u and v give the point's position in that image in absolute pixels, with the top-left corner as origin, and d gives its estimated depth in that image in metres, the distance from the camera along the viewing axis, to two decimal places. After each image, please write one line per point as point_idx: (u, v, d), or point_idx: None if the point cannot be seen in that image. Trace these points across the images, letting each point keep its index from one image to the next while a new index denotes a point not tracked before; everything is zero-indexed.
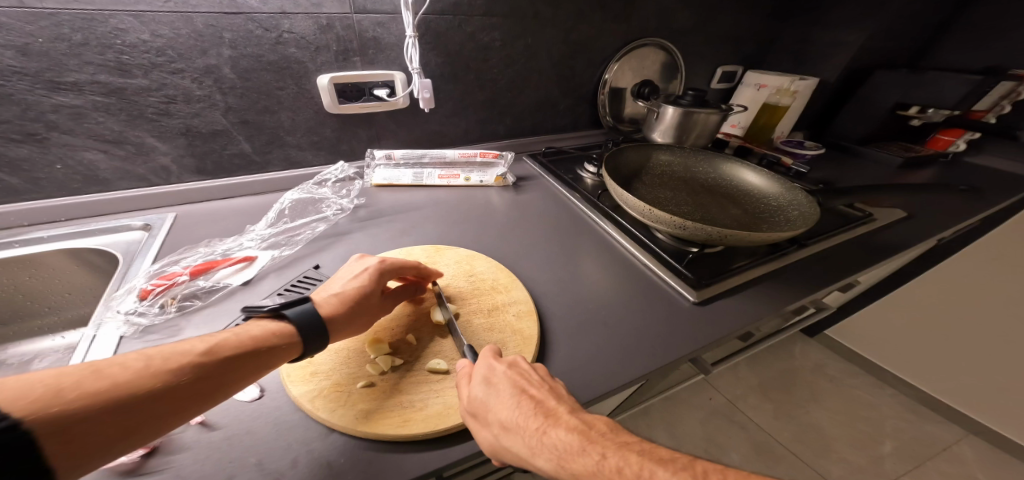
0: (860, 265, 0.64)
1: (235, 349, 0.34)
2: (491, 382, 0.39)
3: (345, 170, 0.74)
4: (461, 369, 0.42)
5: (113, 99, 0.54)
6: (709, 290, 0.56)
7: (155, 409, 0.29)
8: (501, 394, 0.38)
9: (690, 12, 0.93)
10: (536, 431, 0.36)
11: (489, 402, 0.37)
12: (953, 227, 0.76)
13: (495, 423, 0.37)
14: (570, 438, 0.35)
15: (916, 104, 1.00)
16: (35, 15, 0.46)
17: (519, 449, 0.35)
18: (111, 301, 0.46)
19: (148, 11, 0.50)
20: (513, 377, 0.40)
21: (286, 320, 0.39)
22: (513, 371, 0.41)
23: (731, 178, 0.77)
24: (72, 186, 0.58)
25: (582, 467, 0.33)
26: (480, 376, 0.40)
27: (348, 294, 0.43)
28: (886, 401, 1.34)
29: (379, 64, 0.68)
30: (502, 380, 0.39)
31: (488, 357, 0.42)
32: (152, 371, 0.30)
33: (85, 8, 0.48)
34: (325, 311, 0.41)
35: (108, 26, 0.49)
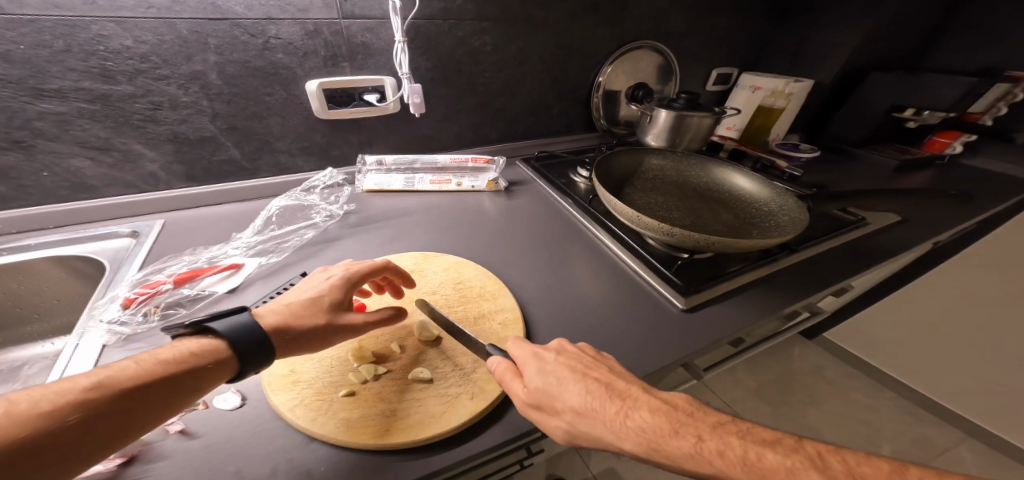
0: (853, 270, 0.64)
1: (137, 379, 0.31)
2: (549, 369, 0.39)
3: (333, 176, 0.74)
4: (494, 367, 0.41)
5: (98, 106, 0.54)
6: (698, 296, 0.56)
7: (30, 458, 0.26)
8: (563, 379, 0.37)
9: (683, 14, 0.93)
10: (615, 415, 0.35)
11: (556, 389, 0.37)
12: (948, 230, 0.75)
13: (565, 410, 0.36)
14: (655, 419, 0.34)
15: (911, 107, 0.99)
16: (15, 22, 0.46)
17: (602, 432, 0.35)
18: (94, 310, 0.46)
19: (132, 17, 0.50)
20: (569, 363, 0.39)
21: (215, 335, 0.37)
22: (567, 357, 0.40)
23: (723, 182, 0.77)
24: (61, 193, 0.58)
25: (675, 449, 0.33)
26: (536, 365, 0.40)
27: (310, 303, 0.42)
28: (885, 404, 1.33)
29: (368, 70, 0.68)
30: (558, 367, 0.39)
31: (534, 347, 0.42)
32: (16, 418, 0.26)
33: (66, 14, 0.48)
34: (266, 322, 0.39)
35: (90, 32, 0.49)
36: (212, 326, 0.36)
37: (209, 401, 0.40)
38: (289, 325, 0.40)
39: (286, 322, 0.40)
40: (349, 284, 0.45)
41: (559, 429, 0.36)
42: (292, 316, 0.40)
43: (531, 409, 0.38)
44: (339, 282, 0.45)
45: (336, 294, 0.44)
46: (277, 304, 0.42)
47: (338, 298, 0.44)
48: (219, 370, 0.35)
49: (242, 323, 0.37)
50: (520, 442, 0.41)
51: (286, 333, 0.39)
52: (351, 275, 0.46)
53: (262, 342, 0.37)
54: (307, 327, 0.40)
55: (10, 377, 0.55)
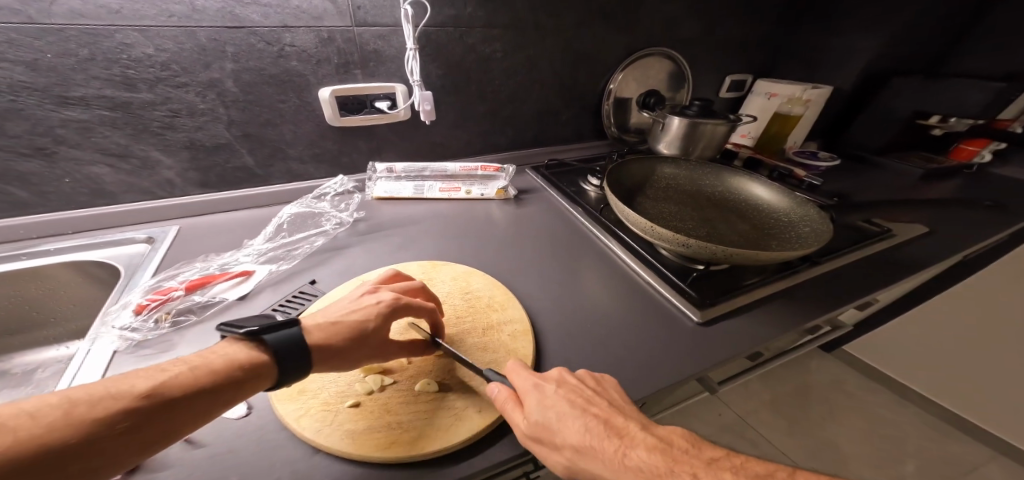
0: (878, 283, 0.61)
1: (188, 390, 0.31)
2: (550, 404, 0.37)
3: (343, 183, 0.74)
4: (496, 394, 0.39)
5: (119, 114, 0.55)
6: (713, 310, 0.54)
7: (84, 456, 0.26)
8: (563, 415, 0.36)
9: (696, 19, 0.91)
10: (613, 454, 0.34)
11: (555, 425, 0.36)
12: (979, 241, 0.72)
13: (565, 447, 0.35)
14: (652, 458, 0.34)
15: (936, 113, 0.96)
16: (44, 31, 0.47)
17: (599, 471, 0.34)
18: (106, 316, 0.46)
19: (153, 25, 0.51)
20: (569, 397, 0.38)
21: (263, 347, 0.36)
22: (567, 389, 0.39)
23: (739, 192, 0.75)
24: (79, 199, 0.59)
25: None
26: (537, 397, 0.38)
27: (351, 330, 0.40)
28: (907, 419, 1.28)
29: (380, 77, 0.68)
30: (558, 401, 0.37)
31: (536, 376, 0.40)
32: (73, 421, 0.26)
33: (91, 23, 0.49)
34: (310, 339, 0.38)
35: (115, 40, 0.51)
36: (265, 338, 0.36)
37: None
38: (328, 348, 0.38)
39: (328, 344, 0.39)
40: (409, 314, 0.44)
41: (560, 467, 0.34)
42: (344, 344, 0.40)
43: (529, 442, 0.36)
44: (399, 311, 0.44)
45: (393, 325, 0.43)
46: (324, 321, 0.41)
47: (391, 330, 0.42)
48: (259, 382, 0.35)
49: (289, 342, 0.36)
50: (528, 456, 0.40)
51: (323, 357, 0.38)
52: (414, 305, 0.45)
53: (301, 363, 0.36)
54: (342, 356, 0.39)
55: (24, 379, 0.56)
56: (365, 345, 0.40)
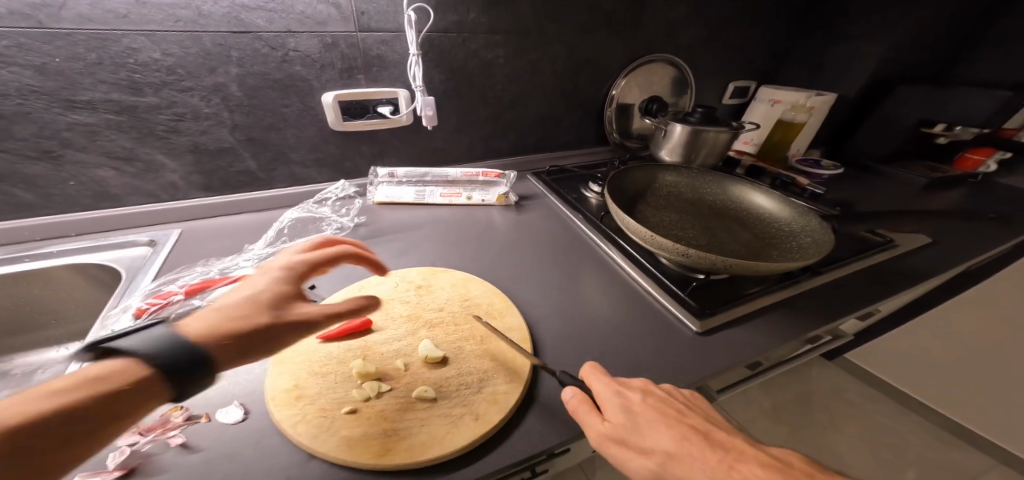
0: (880, 294, 0.61)
1: (33, 410, 0.24)
2: (637, 410, 0.37)
3: (345, 188, 0.74)
4: (570, 400, 0.39)
5: (125, 117, 0.55)
6: (713, 319, 0.54)
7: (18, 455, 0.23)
8: (658, 424, 0.36)
9: (700, 25, 0.92)
10: (721, 465, 0.34)
11: (646, 430, 0.36)
12: (983, 252, 0.71)
13: (660, 454, 0.35)
14: (764, 472, 0.34)
15: (942, 121, 0.96)
16: (53, 36, 0.48)
17: None
18: (106, 320, 0.47)
19: (160, 30, 0.52)
20: (659, 407, 0.38)
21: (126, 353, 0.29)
22: (650, 396, 0.39)
23: (742, 200, 0.75)
24: (84, 202, 0.59)
25: None
26: (619, 401, 0.38)
27: (241, 305, 0.36)
28: (909, 428, 1.26)
29: (382, 82, 0.69)
30: (645, 409, 0.37)
31: (614, 381, 0.40)
32: None
33: (99, 28, 0.49)
34: (189, 326, 0.33)
35: (122, 45, 0.51)
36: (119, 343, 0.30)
37: (211, 414, 0.40)
38: (219, 331, 0.34)
39: (217, 327, 0.34)
40: (302, 275, 0.42)
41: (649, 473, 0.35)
42: (246, 313, 0.36)
43: (615, 448, 0.36)
44: (286, 274, 0.41)
45: (287, 286, 0.40)
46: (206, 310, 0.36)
47: (290, 289, 0.40)
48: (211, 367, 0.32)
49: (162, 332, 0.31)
50: (524, 465, 0.40)
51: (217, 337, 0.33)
52: (300, 264, 0.43)
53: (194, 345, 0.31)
54: (242, 332, 0.34)
55: (24, 380, 0.56)
56: (271, 306, 0.37)
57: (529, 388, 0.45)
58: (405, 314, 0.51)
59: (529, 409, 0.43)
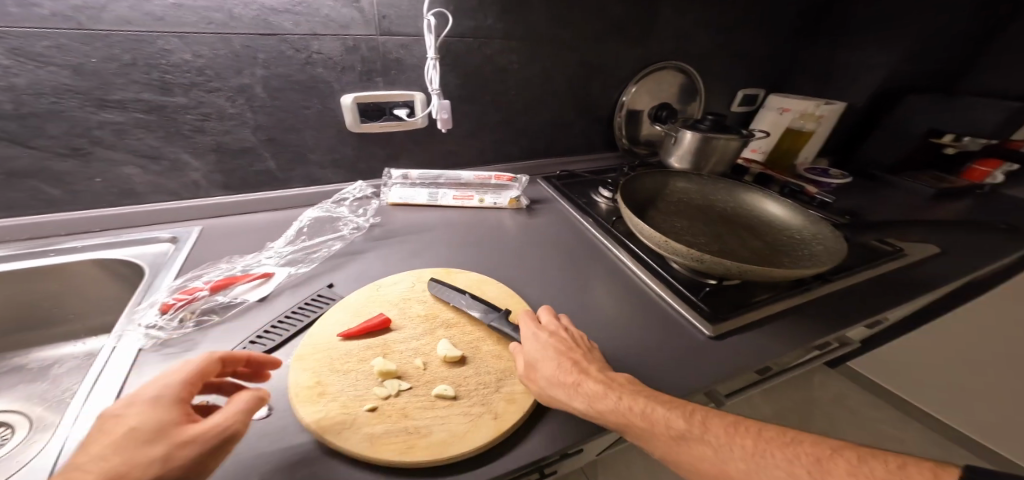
0: (890, 303, 0.61)
1: None
2: (532, 341, 0.45)
3: (363, 189, 0.76)
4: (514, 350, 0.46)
5: (154, 116, 0.57)
6: (725, 324, 0.54)
7: None
8: (542, 354, 0.43)
9: (711, 34, 0.93)
10: (572, 383, 0.40)
11: (529, 354, 0.44)
12: (990, 262, 0.72)
13: (540, 379, 0.41)
14: (598, 386, 0.39)
15: (951, 132, 0.97)
16: (91, 37, 0.49)
17: (556, 394, 0.40)
18: (134, 314, 0.48)
19: (193, 32, 0.53)
20: (553, 343, 0.45)
21: None
22: (555, 335, 0.46)
23: (752, 208, 0.76)
24: (109, 198, 0.60)
25: (606, 407, 0.37)
26: (524, 335, 0.47)
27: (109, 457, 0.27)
28: (911, 436, 1.26)
29: (399, 85, 0.70)
30: (541, 344, 0.45)
31: (530, 320, 0.49)
32: None
33: (136, 30, 0.51)
34: None
35: (156, 46, 0.53)
36: None
37: None
38: None
39: None
40: (178, 390, 0.32)
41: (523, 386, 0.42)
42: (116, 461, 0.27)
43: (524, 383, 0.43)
44: (152, 399, 0.31)
45: (161, 413, 0.30)
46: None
47: (167, 414, 0.30)
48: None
49: None
50: (539, 464, 0.40)
51: None
52: (166, 382, 0.33)
53: None
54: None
55: (40, 375, 0.57)
56: (153, 438, 0.29)
57: None
58: (423, 314, 0.52)
59: (546, 409, 0.43)
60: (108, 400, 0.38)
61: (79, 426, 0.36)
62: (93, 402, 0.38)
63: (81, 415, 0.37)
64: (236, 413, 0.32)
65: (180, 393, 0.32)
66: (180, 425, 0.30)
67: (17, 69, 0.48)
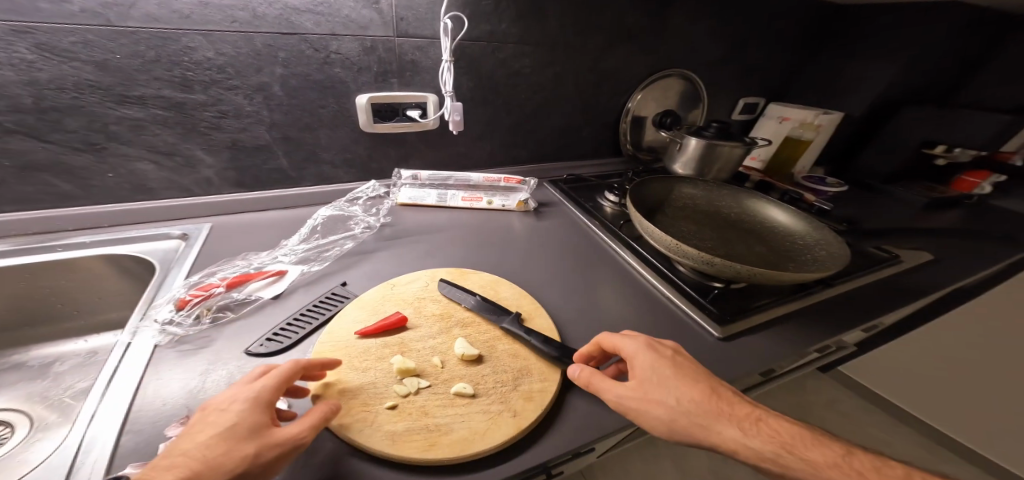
0: (889, 308, 0.63)
1: None
2: (663, 364, 0.40)
3: (375, 188, 0.76)
4: (586, 378, 0.41)
5: (172, 113, 0.57)
6: (734, 326, 0.56)
7: None
8: (689, 380, 0.39)
9: (717, 43, 0.95)
10: (745, 418, 0.38)
11: (666, 381, 0.39)
12: (981, 270, 0.75)
13: (691, 409, 0.38)
14: (777, 425, 0.38)
15: (943, 143, 1.01)
16: (118, 34, 0.50)
17: (731, 430, 0.37)
18: (149, 309, 0.47)
19: (218, 30, 0.54)
20: (689, 367, 0.42)
21: None
22: (679, 358, 0.43)
23: (757, 214, 0.78)
24: (120, 193, 0.60)
25: (801, 451, 0.37)
26: (649, 357, 0.41)
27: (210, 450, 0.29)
28: (900, 440, 1.30)
29: (414, 86, 0.70)
30: (677, 366, 0.41)
31: (646, 339, 0.43)
32: None
33: (162, 27, 0.51)
34: None
35: (180, 44, 0.53)
36: None
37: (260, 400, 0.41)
38: None
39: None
40: (270, 393, 0.34)
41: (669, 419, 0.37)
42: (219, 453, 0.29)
43: (655, 408, 0.38)
44: (250, 398, 0.33)
45: (255, 413, 0.32)
46: (168, 460, 0.29)
47: (260, 416, 0.32)
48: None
49: None
50: (556, 461, 0.41)
51: None
52: (260, 383, 0.35)
53: None
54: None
55: (41, 372, 0.55)
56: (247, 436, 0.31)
57: (562, 389, 0.46)
58: (437, 313, 0.52)
59: (564, 407, 0.44)
60: (127, 396, 0.38)
61: (98, 421, 0.35)
62: (111, 398, 0.37)
63: (100, 411, 0.36)
64: (312, 424, 0.33)
65: (271, 396, 0.34)
66: (269, 428, 0.32)
67: (41, 64, 0.48)
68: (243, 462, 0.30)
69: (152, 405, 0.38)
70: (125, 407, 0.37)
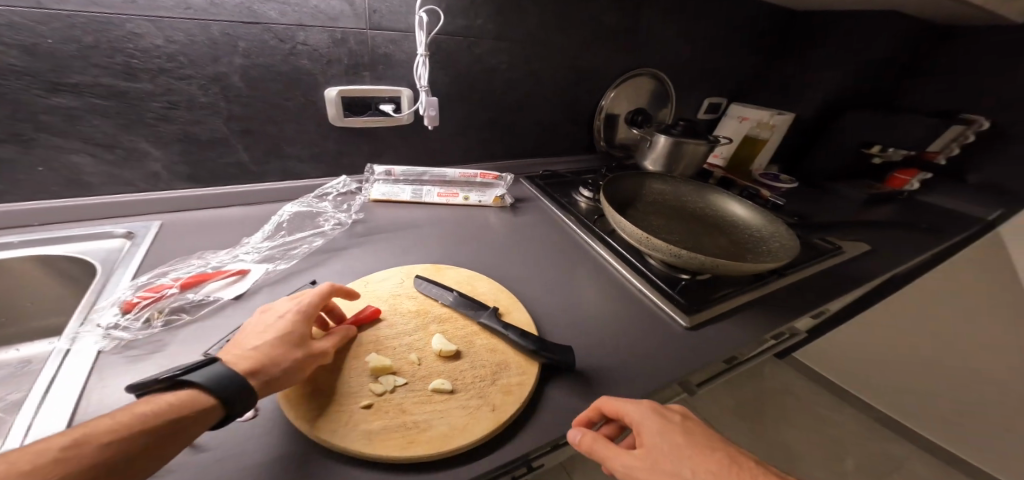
0: (836, 295, 0.69)
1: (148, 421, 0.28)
2: (672, 431, 0.38)
3: (346, 184, 0.74)
4: (588, 443, 0.38)
5: (113, 102, 0.52)
6: (699, 315, 0.59)
7: (160, 443, 0.28)
8: (701, 451, 0.37)
9: (683, 46, 0.99)
10: None
11: (677, 451, 0.37)
12: (911, 260, 0.83)
13: None
14: None
15: (877, 144, 1.09)
16: (49, 16, 0.45)
17: None
18: (90, 314, 0.43)
19: (169, 16, 0.50)
20: (700, 435, 0.39)
21: (191, 386, 0.31)
22: (688, 423, 0.40)
23: (719, 208, 0.82)
24: (52, 189, 0.54)
25: None
26: (656, 423, 0.39)
27: (276, 344, 0.37)
28: (846, 418, 1.41)
29: (387, 80, 0.69)
30: (687, 435, 0.38)
31: (650, 403, 0.41)
32: (114, 441, 0.26)
33: (102, 11, 0.47)
34: (239, 368, 0.34)
35: (124, 30, 0.48)
36: (188, 378, 0.31)
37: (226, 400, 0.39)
38: (265, 369, 0.35)
39: (259, 366, 0.35)
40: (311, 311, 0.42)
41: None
42: (283, 350, 0.37)
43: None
44: (300, 313, 0.41)
45: (303, 325, 0.40)
46: (240, 349, 0.36)
47: (308, 328, 0.40)
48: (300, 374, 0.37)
49: (220, 374, 0.32)
50: (535, 454, 0.41)
51: (265, 374, 0.35)
52: (307, 301, 0.42)
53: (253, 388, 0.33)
54: (289, 368, 0.36)
55: None
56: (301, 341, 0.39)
57: (540, 382, 0.46)
58: (413, 310, 0.51)
59: (543, 398, 0.45)
60: (68, 408, 0.34)
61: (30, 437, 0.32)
62: (47, 410, 0.34)
63: (32, 425, 0.33)
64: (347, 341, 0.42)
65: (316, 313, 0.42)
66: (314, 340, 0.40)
67: None
68: (302, 360, 0.37)
69: (97, 416, 0.34)
70: (66, 420, 0.33)
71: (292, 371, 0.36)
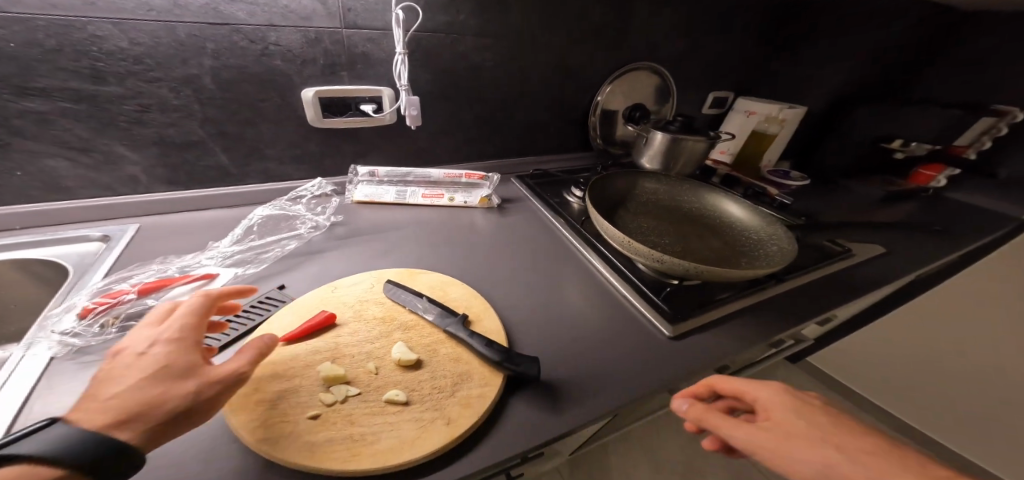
0: (841, 301, 0.64)
1: None
2: (802, 407, 0.38)
3: (321, 186, 0.72)
4: (703, 409, 0.39)
5: (83, 106, 0.52)
6: (685, 324, 0.55)
7: None
8: (834, 425, 0.36)
9: (683, 37, 0.95)
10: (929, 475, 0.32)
11: (809, 422, 0.37)
12: (930, 263, 0.77)
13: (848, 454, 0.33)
14: None
15: (899, 137, 1.07)
16: (10, 21, 0.45)
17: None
18: (46, 320, 0.43)
19: (131, 18, 0.50)
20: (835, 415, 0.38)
21: (22, 462, 0.25)
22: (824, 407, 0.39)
23: (714, 209, 0.78)
24: (32, 193, 0.55)
25: None
26: (783, 399, 0.39)
27: (145, 386, 0.31)
28: None
29: (367, 80, 0.67)
30: (818, 413, 0.38)
31: (778, 385, 0.42)
32: None
33: (62, 14, 0.47)
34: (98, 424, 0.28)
35: (86, 32, 0.48)
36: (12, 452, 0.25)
37: None
38: (134, 419, 0.29)
39: (128, 417, 0.29)
40: (193, 334, 0.36)
41: (821, 463, 0.33)
42: (157, 389, 0.31)
43: (796, 448, 0.35)
44: (173, 340, 0.34)
45: (184, 354, 0.33)
46: (105, 396, 0.30)
47: (192, 356, 0.33)
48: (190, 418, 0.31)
49: (59, 441, 0.26)
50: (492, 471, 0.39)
51: (137, 426, 0.29)
52: (177, 325, 0.36)
53: (112, 451, 0.26)
54: (171, 410, 0.30)
55: None
56: (182, 373, 0.32)
57: (504, 393, 0.44)
58: (379, 316, 0.50)
59: (505, 411, 0.42)
60: (7, 416, 0.34)
61: None
62: None
63: None
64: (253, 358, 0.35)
65: (195, 337, 0.36)
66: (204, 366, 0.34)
67: None
68: (186, 400, 0.31)
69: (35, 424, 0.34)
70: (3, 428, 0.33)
71: (175, 413, 0.30)
